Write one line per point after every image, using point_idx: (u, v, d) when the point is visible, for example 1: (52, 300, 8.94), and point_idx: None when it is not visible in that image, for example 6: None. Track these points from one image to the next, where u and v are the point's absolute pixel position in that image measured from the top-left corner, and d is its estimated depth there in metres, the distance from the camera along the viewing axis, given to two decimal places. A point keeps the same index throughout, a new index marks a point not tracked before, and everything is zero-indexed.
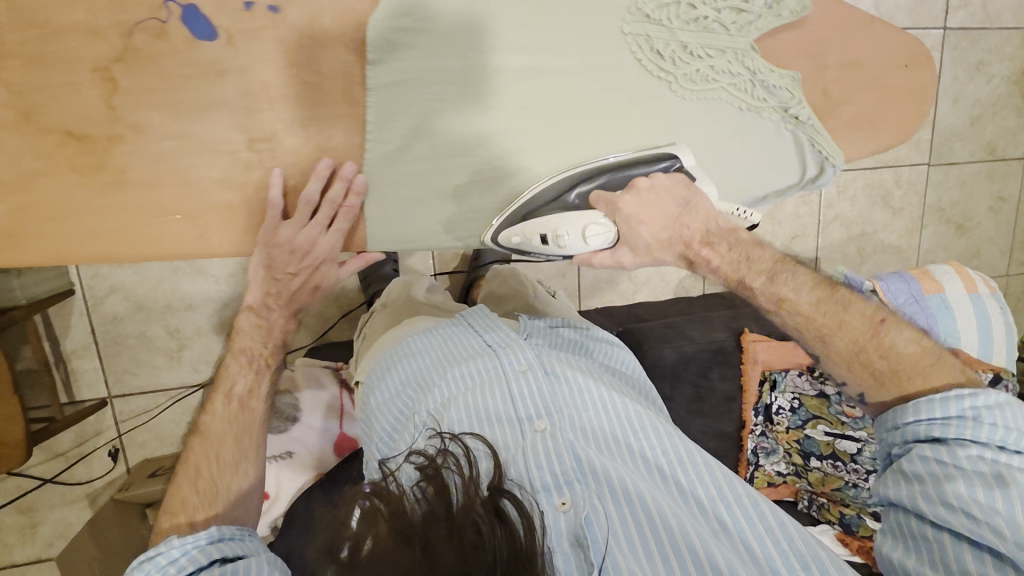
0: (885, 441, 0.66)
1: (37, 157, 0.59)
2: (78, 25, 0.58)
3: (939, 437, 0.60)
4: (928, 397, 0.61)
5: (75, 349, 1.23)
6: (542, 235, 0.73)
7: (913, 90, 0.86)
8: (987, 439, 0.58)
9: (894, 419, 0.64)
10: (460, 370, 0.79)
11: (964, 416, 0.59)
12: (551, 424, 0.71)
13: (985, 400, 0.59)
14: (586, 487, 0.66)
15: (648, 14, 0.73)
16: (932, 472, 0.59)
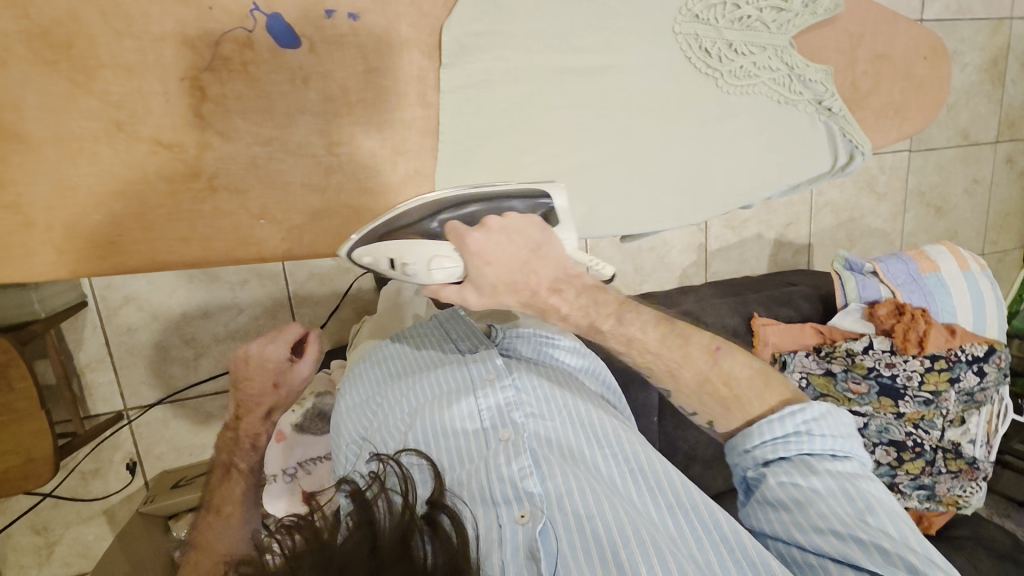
0: (739, 468, 0.70)
1: (129, 166, 0.59)
2: (169, 34, 0.58)
3: (787, 456, 0.66)
4: (771, 419, 0.67)
5: (88, 363, 1.09)
6: (389, 258, 0.62)
7: (935, 80, 0.93)
8: (820, 450, 0.65)
9: (745, 443, 0.68)
10: (427, 383, 0.80)
11: (798, 431, 0.66)
12: (513, 435, 0.72)
13: (811, 414, 0.66)
14: (544, 499, 0.67)
15: (697, 14, 0.77)
16: (795, 498, 0.62)
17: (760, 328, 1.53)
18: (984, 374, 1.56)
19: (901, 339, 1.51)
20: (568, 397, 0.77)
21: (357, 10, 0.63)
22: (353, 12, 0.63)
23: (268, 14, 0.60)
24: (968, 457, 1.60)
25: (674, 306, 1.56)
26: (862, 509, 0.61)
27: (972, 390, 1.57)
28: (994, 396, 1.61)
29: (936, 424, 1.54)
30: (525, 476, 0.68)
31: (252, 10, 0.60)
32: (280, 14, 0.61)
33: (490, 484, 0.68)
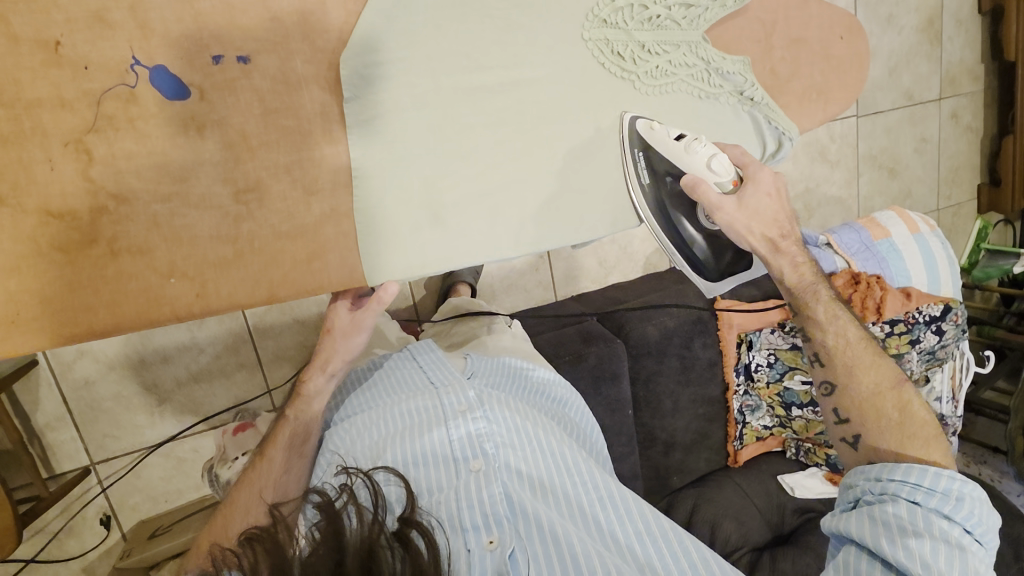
0: (859, 487, 0.66)
1: (18, 241, 0.57)
2: (43, 99, 0.55)
3: (918, 500, 0.61)
4: (926, 467, 0.62)
5: (48, 422, 1.05)
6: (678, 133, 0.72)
7: (853, 59, 0.94)
8: (960, 519, 0.59)
9: (878, 472, 0.64)
10: (398, 409, 0.79)
11: (947, 492, 0.60)
12: (485, 462, 0.71)
13: (973, 488, 0.61)
14: (513, 527, 0.65)
15: (605, 19, 0.76)
16: (902, 523, 0.59)
17: (722, 311, 1.48)
18: (943, 332, 1.59)
19: (860, 307, 1.54)
20: (539, 429, 0.77)
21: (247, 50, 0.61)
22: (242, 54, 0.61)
23: (151, 67, 0.58)
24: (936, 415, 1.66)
25: (641, 296, 1.56)
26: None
27: (933, 348, 1.60)
28: (955, 352, 1.65)
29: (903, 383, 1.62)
30: (496, 502, 0.67)
31: (131, 64, 0.57)
32: (163, 65, 0.58)
33: (460, 511, 0.66)
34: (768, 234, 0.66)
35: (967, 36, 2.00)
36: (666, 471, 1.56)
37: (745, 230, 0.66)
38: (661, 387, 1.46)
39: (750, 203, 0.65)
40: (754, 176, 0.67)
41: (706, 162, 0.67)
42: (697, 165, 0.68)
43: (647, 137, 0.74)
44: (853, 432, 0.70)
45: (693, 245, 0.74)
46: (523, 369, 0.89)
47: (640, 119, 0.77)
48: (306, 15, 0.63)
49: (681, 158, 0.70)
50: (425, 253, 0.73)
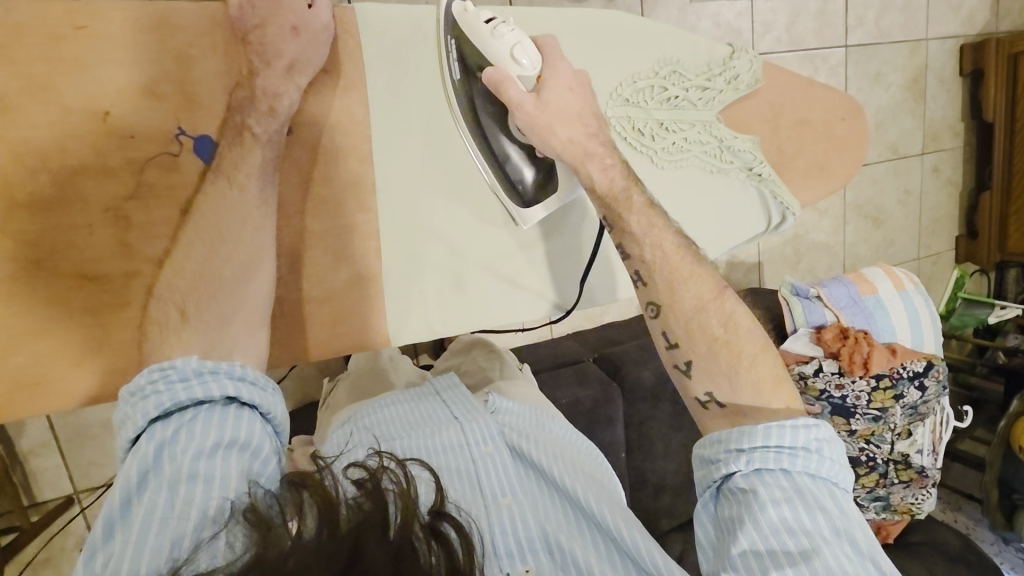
0: (723, 469, 0.59)
1: (48, 303, 0.57)
2: (88, 166, 0.56)
3: (785, 470, 0.56)
4: (780, 423, 0.58)
5: (32, 449, 1.07)
6: (486, 16, 0.66)
7: (854, 138, 0.98)
8: (819, 472, 0.57)
9: (738, 442, 0.58)
10: (426, 444, 0.77)
11: (808, 447, 0.57)
12: (516, 498, 0.71)
13: (823, 431, 0.58)
14: (549, 561, 0.67)
15: (627, 98, 0.80)
16: (793, 532, 0.52)
17: None
18: (925, 388, 1.64)
19: (846, 361, 1.58)
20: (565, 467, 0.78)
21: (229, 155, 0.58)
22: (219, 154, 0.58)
23: (195, 137, 0.59)
24: (916, 466, 1.68)
25: (635, 337, 1.59)
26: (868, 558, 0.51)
27: (915, 403, 1.65)
28: (936, 407, 1.70)
29: (886, 438, 1.65)
30: (531, 536, 0.69)
31: (177, 134, 0.58)
32: (208, 135, 0.60)
33: (495, 538, 0.67)
34: (570, 131, 0.66)
35: (949, 95, 2.10)
36: (655, 514, 1.57)
37: (548, 128, 0.65)
38: (654, 431, 1.49)
39: (548, 101, 0.65)
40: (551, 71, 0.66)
41: (509, 51, 0.64)
42: (498, 52, 0.65)
43: (461, 17, 0.67)
44: (684, 358, 0.65)
45: (514, 173, 0.70)
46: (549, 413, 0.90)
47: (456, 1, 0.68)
48: (346, 90, 0.65)
49: (484, 44, 0.65)
50: (445, 313, 0.76)
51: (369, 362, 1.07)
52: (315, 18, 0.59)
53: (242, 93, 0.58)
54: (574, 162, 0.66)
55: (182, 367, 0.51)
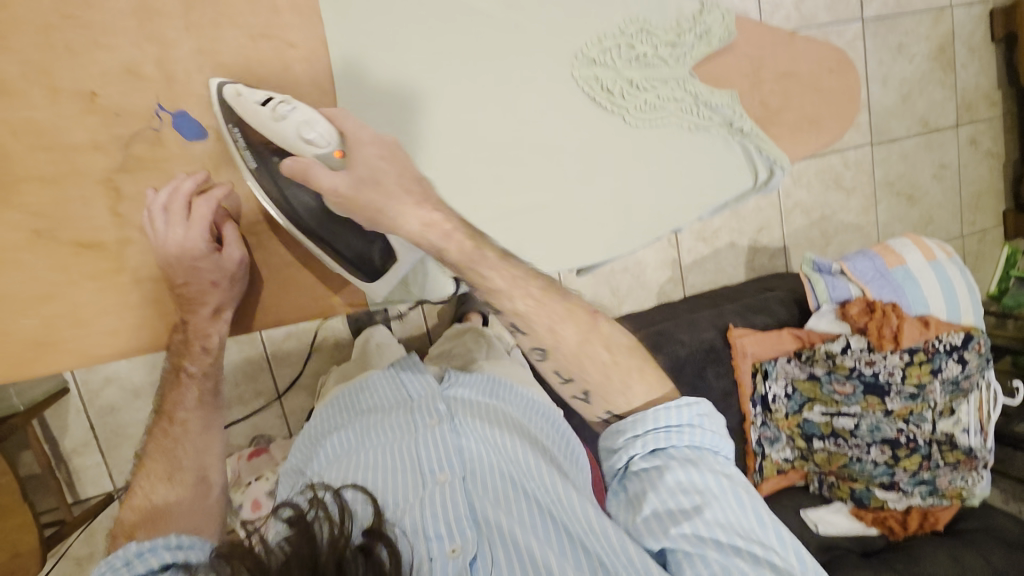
0: (620, 457, 0.61)
1: (51, 269, 0.63)
2: (80, 143, 0.62)
3: (672, 446, 0.59)
4: (665, 405, 0.61)
5: (75, 447, 1.15)
6: (268, 96, 0.64)
7: (846, 90, 0.98)
8: (703, 444, 0.60)
9: (634, 429, 0.60)
10: (374, 431, 0.76)
11: (687, 424, 0.60)
12: (453, 476, 0.66)
13: (700, 409, 0.61)
14: (484, 534, 0.60)
15: (594, 59, 0.81)
16: (687, 505, 0.56)
17: (736, 340, 1.54)
18: (965, 361, 1.53)
19: (876, 336, 1.50)
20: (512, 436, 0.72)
21: (167, 395, 0.66)
22: (163, 395, 0.66)
23: (175, 113, 0.64)
24: (963, 448, 1.54)
25: (653, 325, 1.57)
26: (758, 514, 0.56)
27: (956, 378, 1.54)
28: (980, 383, 1.57)
29: (926, 417, 1.52)
30: (463, 511, 0.61)
31: (157, 110, 0.64)
32: (185, 111, 0.65)
33: (425, 520, 0.61)
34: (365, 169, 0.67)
35: (982, 62, 2.01)
36: None
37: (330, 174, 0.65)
38: None
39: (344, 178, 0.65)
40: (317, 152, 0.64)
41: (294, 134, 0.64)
42: (287, 136, 0.64)
43: (234, 103, 0.64)
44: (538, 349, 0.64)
45: (293, 197, 0.68)
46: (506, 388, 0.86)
47: (229, 83, 0.65)
48: (316, 64, 0.69)
49: (269, 130, 0.64)
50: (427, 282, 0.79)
51: (361, 349, 1.14)
52: (232, 263, 0.67)
53: (179, 337, 0.68)
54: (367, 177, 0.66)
55: (122, 552, 0.51)
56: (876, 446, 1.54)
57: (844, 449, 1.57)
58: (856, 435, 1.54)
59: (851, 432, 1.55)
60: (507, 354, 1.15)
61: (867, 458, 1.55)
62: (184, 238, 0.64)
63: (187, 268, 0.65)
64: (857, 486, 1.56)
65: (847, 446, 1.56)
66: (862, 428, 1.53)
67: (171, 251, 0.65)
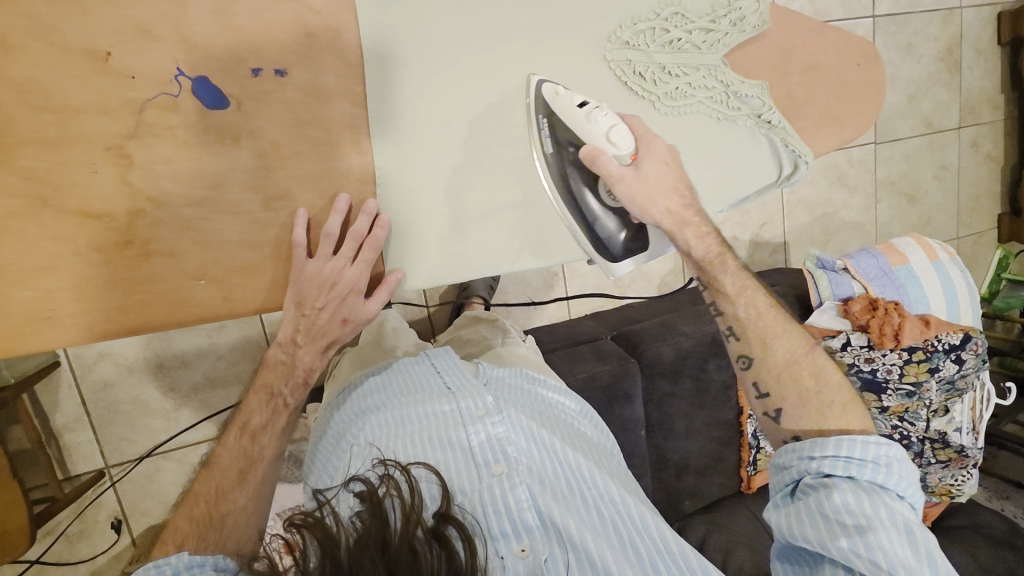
0: (796, 468, 0.71)
1: (56, 240, 0.60)
2: (90, 105, 0.59)
3: (853, 477, 0.67)
4: (853, 437, 0.69)
5: (67, 423, 1.13)
6: (584, 100, 0.73)
7: (869, 84, 0.91)
8: (885, 483, 0.67)
9: (812, 450, 0.70)
10: (418, 412, 0.83)
11: (877, 460, 0.68)
12: (507, 466, 0.75)
13: (896, 450, 0.68)
14: (542, 533, 0.72)
15: (627, 41, 0.79)
16: (854, 520, 0.64)
17: None
18: (963, 361, 1.53)
19: (877, 334, 1.50)
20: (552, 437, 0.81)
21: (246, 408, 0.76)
22: (244, 412, 0.75)
23: (192, 78, 0.61)
24: (955, 446, 1.56)
25: (654, 316, 1.56)
26: (926, 557, 0.63)
27: (952, 377, 1.54)
28: (976, 383, 1.59)
29: (920, 415, 1.54)
30: (523, 510, 0.72)
31: (174, 75, 0.60)
32: (204, 76, 0.61)
33: (489, 516, 0.72)
34: (667, 202, 0.74)
35: (987, 65, 2.00)
36: (679, 496, 1.54)
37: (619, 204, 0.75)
38: (676, 409, 1.44)
39: (644, 174, 0.73)
40: (646, 148, 0.74)
41: (605, 134, 0.72)
42: (597, 136, 0.72)
43: (554, 100, 0.74)
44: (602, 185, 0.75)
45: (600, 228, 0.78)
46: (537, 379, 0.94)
47: (546, 83, 0.75)
48: (340, 32, 0.66)
49: (582, 128, 0.73)
50: (445, 261, 0.76)
51: (374, 334, 1.10)
52: (366, 313, 0.72)
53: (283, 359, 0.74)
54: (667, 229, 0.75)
55: (175, 562, 0.62)
56: None
57: None
58: None
59: None
60: (523, 343, 1.16)
61: None
62: (348, 275, 0.69)
63: (333, 299, 0.69)
64: None
65: None
66: None
67: (325, 278, 0.68)
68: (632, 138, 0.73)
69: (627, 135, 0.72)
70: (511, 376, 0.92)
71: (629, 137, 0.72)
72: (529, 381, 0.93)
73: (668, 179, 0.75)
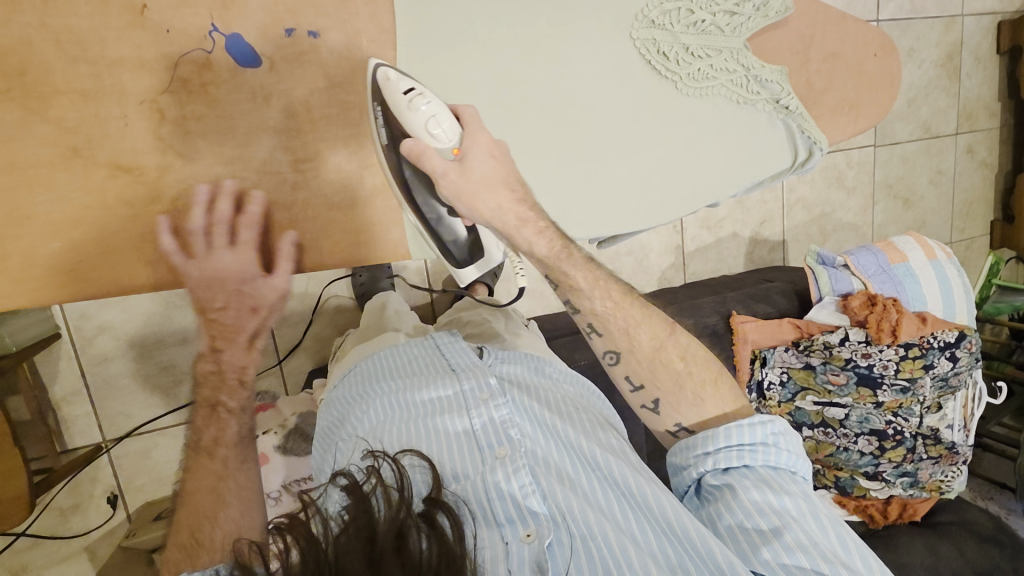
0: (696, 466, 0.74)
1: (86, 192, 0.60)
2: (126, 58, 0.58)
3: (748, 466, 0.71)
4: (738, 425, 0.72)
5: (64, 396, 1.12)
6: (410, 86, 0.64)
7: (886, 76, 0.93)
8: (776, 462, 0.72)
9: (706, 447, 0.73)
10: (422, 397, 0.83)
11: (763, 443, 0.72)
12: (511, 449, 0.74)
13: (777, 428, 0.73)
14: (549, 518, 0.68)
15: (653, 20, 0.79)
16: (766, 516, 0.66)
17: (738, 326, 1.53)
18: (957, 360, 1.57)
19: (875, 329, 1.50)
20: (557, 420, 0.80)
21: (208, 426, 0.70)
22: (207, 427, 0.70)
23: (227, 35, 0.61)
24: (947, 442, 1.58)
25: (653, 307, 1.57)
26: (841, 540, 0.66)
27: (946, 375, 1.57)
28: (968, 381, 1.62)
29: (915, 411, 1.54)
30: (526, 493, 0.70)
31: (210, 31, 0.60)
32: (239, 34, 0.61)
33: (491, 502, 0.70)
34: (497, 199, 0.66)
35: (986, 73, 2.04)
36: None
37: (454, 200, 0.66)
38: None
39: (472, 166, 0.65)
40: (472, 139, 0.65)
41: (425, 124, 0.63)
42: (418, 128, 0.64)
43: (383, 84, 0.64)
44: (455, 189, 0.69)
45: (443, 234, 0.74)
46: (544, 366, 0.93)
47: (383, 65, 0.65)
48: None
49: (403, 119, 0.64)
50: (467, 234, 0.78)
51: (377, 315, 1.10)
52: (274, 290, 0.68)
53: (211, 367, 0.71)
54: (508, 229, 0.67)
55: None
56: (862, 436, 1.54)
57: (832, 439, 1.56)
58: (845, 425, 1.54)
59: (841, 422, 1.54)
60: (524, 326, 1.17)
61: (853, 448, 1.55)
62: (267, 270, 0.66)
63: (229, 295, 0.66)
64: (842, 474, 1.56)
65: (835, 436, 1.56)
66: (852, 419, 1.54)
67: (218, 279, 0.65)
68: (455, 129, 0.64)
69: (451, 125, 0.64)
70: (515, 362, 0.92)
71: (453, 130, 0.64)
72: (534, 368, 0.92)
73: (501, 173, 0.67)
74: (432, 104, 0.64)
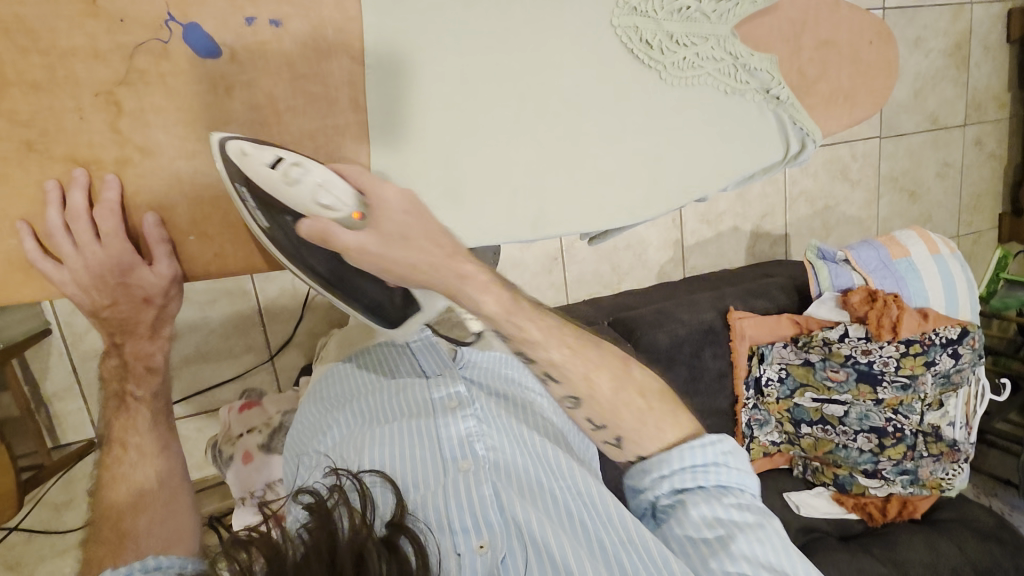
0: (650, 488, 0.71)
1: (41, 186, 0.58)
2: (79, 49, 0.56)
3: (700, 486, 0.68)
4: (690, 446, 0.69)
5: (56, 391, 1.11)
6: (280, 158, 0.59)
7: (884, 65, 0.90)
8: (729, 481, 0.69)
9: (660, 469, 0.69)
10: (391, 408, 0.82)
11: (714, 461, 0.68)
12: (474, 463, 0.74)
13: (725, 446, 0.70)
14: (503, 529, 0.67)
15: (635, 7, 0.77)
16: (720, 534, 0.64)
17: (736, 322, 1.48)
18: (959, 356, 1.53)
19: (875, 326, 1.47)
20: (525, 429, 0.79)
21: (118, 422, 0.71)
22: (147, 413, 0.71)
23: (185, 24, 0.59)
24: (948, 440, 1.53)
25: (651, 302, 1.54)
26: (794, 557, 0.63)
27: (947, 371, 1.53)
28: (970, 377, 1.57)
29: (915, 409, 1.48)
30: (486, 504, 0.69)
31: (166, 20, 0.58)
32: (197, 23, 0.59)
33: (450, 511, 0.68)
34: (425, 256, 0.59)
35: (996, 62, 1.98)
36: None
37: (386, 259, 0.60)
38: None
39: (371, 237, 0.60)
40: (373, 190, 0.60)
41: (313, 197, 0.59)
42: (306, 204, 0.59)
43: (244, 162, 0.60)
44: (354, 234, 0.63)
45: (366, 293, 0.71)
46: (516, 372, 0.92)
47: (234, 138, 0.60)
48: None
49: (285, 196, 0.59)
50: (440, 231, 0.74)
51: (359, 315, 1.07)
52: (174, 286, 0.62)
53: (115, 362, 0.70)
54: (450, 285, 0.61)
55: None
56: (863, 434, 1.51)
57: (831, 436, 1.54)
58: (845, 423, 1.51)
59: (840, 420, 1.51)
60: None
61: (853, 446, 1.52)
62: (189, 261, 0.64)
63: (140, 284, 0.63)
64: (841, 471, 1.52)
65: (835, 433, 1.53)
66: (852, 417, 1.50)
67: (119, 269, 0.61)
68: (346, 190, 0.59)
69: (338, 190, 0.59)
70: (487, 368, 0.91)
71: (345, 192, 0.59)
72: (506, 374, 0.91)
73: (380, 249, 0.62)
74: (313, 170, 0.59)
